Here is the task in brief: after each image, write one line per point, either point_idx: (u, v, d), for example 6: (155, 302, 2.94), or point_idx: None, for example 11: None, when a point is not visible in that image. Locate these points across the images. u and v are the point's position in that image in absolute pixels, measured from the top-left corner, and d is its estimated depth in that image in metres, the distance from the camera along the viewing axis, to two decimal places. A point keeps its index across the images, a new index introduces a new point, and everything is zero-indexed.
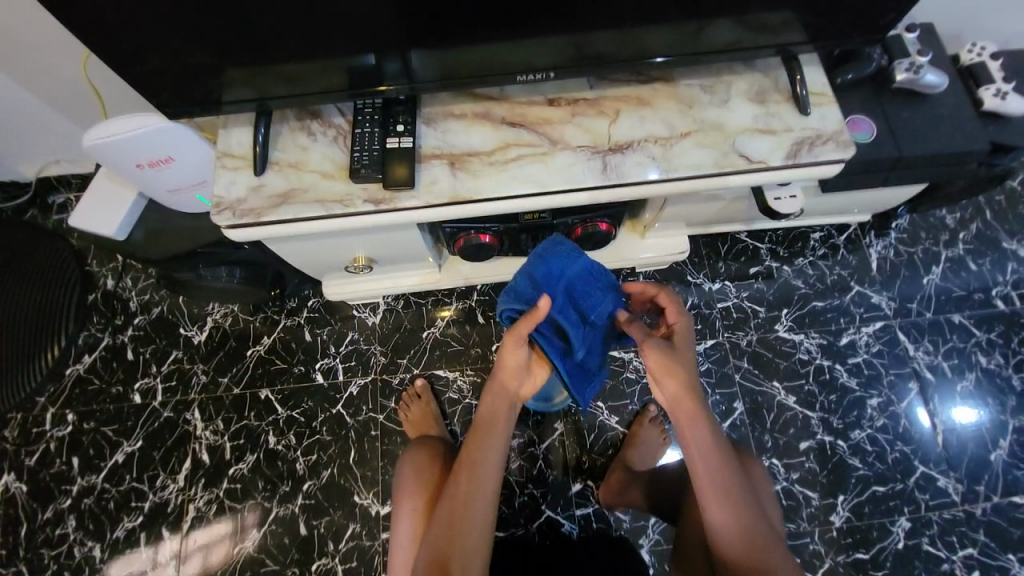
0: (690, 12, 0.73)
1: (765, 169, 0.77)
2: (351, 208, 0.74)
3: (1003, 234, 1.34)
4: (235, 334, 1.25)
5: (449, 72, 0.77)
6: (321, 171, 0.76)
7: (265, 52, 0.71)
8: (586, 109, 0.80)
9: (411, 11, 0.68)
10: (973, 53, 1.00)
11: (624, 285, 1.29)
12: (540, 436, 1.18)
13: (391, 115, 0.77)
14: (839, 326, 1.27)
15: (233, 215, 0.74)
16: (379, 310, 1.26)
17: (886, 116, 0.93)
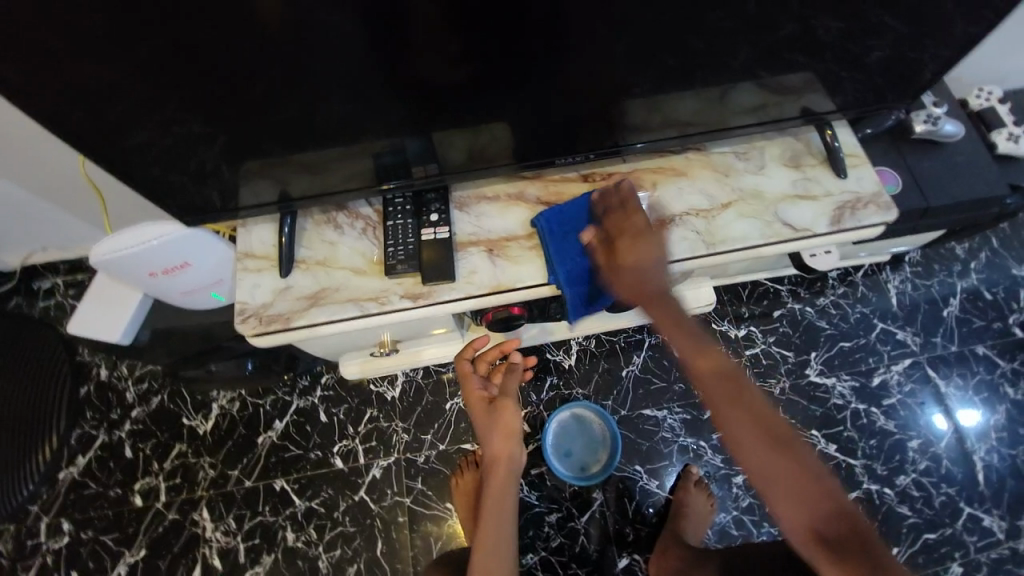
0: (722, 84, 0.72)
1: (810, 238, 0.76)
2: (386, 306, 0.69)
3: (1014, 261, 1.36)
4: (244, 420, 1.16)
5: (484, 155, 0.75)
6: (351, 267, 0.71)
7: (293, 146, 0.67)
8: (621, 183, 0.78)
9: (448, 102, 0.65)
10: (980, 98, 1.03)
11: (649, 337, 1.26)
12: (579, 508, 1.12)
13: (424, 203, 0.73)
14: (869, 366, 1.25)
15: (260, 321, 0.69)
16: (398, 382, 1.19)
17: (909, 166, 0.93)
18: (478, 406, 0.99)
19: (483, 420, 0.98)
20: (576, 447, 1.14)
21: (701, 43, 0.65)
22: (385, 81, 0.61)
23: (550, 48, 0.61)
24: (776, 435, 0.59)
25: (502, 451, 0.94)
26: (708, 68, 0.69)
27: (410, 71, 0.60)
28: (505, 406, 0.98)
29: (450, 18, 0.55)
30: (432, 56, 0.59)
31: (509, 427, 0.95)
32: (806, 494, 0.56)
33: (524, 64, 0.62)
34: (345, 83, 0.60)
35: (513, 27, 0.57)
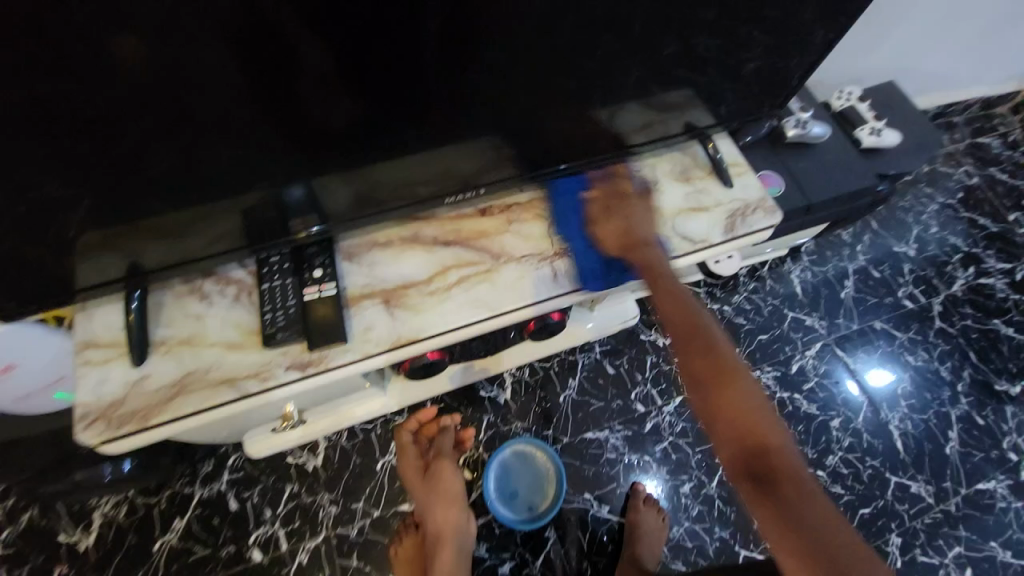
0: (606, 103, 0.72)
1: (709, 248, 0.77)
2: (270, 382, 0.61)
3: (891, 240, 1.51)
4: (135, 526, 0.99)
5: (367, 197, 0.69)
6: (224, 343, 0.63)
7: (134, 210, 0.58)
8: (522, 213, 0.76)
9: (317, 143, 0.60)
10: (842, 99, 1.13)
11: (582, 358, 1.24)
12: (533, 551, 1.06)
13: (305, 257, 0.66)
14: (786, 355, 1.32)
15: (109, 425, 0.59)
16: (320, 449, 1.08)
17: (788, 167, 1.00)
18: (415, 476, 1.00)
19: (422, 488, 0.99)
20: (521, 487, 1.08)
21: (576, 68, 0.64)
22: (236, 128, 0.54)
23: (420, 80, 0.57)
24: (727, 379, 0.60)
25: (446, 514, 0.95)
26: (588, 90, 0.69)
27: (264, 113, 0.54)
28: (443, 470, 1.00)
29: (296, 53, 0.49)
30: (287, 95, 0.53)
31: (450, 491, 0.97)
32: (736, 441, 0.57)
33: (395, 98, 0.58)
34: (186, 132, 0.53)
35: (374, 59, 0.53)
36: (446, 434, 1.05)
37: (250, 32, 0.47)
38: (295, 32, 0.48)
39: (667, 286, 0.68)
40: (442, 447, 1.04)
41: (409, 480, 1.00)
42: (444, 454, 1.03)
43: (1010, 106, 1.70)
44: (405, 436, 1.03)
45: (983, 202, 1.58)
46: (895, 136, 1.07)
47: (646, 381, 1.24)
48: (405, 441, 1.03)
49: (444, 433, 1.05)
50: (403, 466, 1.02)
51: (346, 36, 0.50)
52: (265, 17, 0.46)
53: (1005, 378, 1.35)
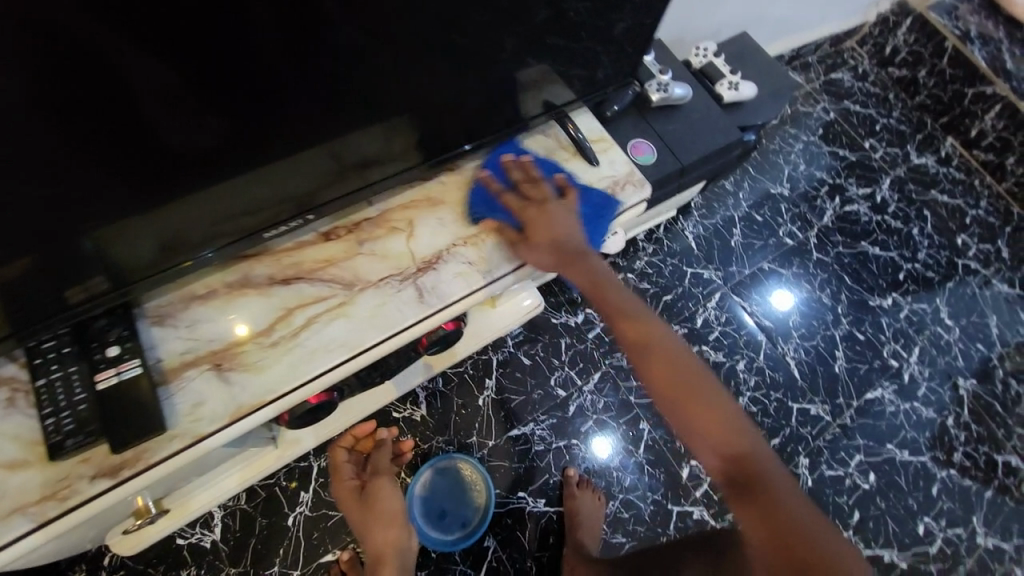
0: (444, 91, 0.64)
1: (583, 234, 0.73)
2: (74, 499, 0.49)
3: (768, 182, 1.60)
4: None
5: (172, 241, 0.57)
6: (2, 463, 0.50)
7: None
8: (374, 230, 0.67)
9: (162, 174, 0.52)
10: (700, 56, 1.13)
11: (496, 355, 1.19)
12: (474, 565, 1.02)
13: (94, 334, 0.53)
14: (690, 311, 1.36)
15: None
16: (216, 520, 0.95)
17: (657, 132, 0.99)
18: (350, 499, 0.87)
19: (359, 510, 0.86)
20: (449, 504, 1.02)
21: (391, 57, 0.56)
22: (48, 167, 0.46)
23: (273, 88, 0.52)
24: (693, 396, 0.61)
25: (386, 536, 0.83)
26: (418, 80, 0.60)
27: (81, 146, 0.46)
28: (382, 488, 0.88)
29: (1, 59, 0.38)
30: (111, 120, 0.46)
31: (390, 509, 0.85)
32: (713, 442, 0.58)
33: (247, 110, 0.52)
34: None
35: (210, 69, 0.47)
36: (385, 448, 0.93)
37: (47, 50, 0.40)
38: (107, 48, 0.41)
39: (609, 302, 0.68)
40: (381, 463, 0.91)
41: (344, 503, 0.87)
42: (384, 471, 0.91)
43: (853, 41, 1.84)
44: (338, 454, 0.89)
45: (841, 134, 1.71)
46: (751, 87, 1.10)
47: (563, 364, 1.22)
48: (339, 460, 0.89)
49: (383, 445, 0.93)
50: (337, 489, 0.88)
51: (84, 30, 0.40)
52: (53, 30, 0.39)
53: (876, 293, 1.50)
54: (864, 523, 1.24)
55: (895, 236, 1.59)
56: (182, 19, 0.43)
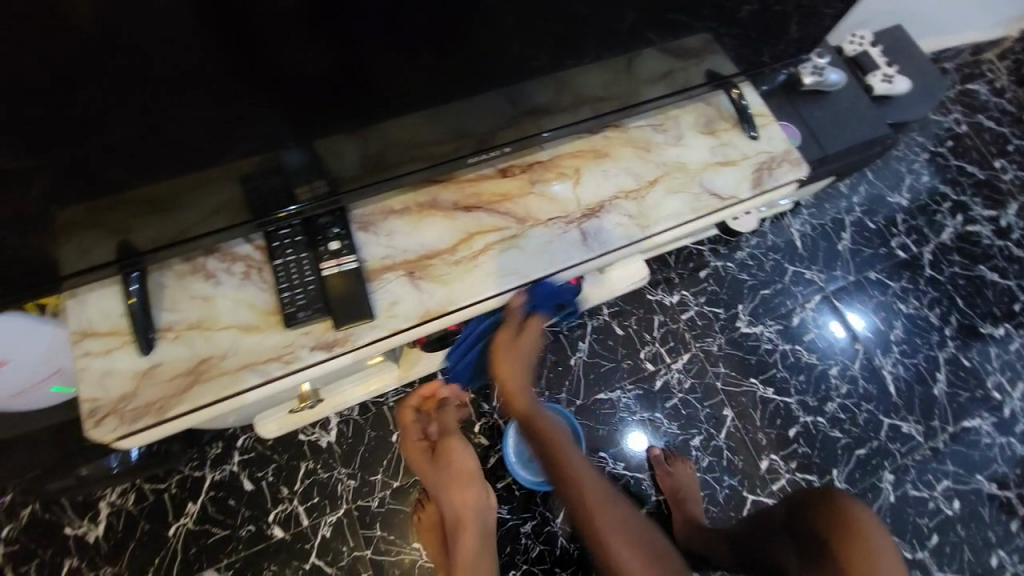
0: (634, 45, 0.65)
1: (737, 205, 0.74)
2: (293, 363, 0.58)
3: (886, 190, 1.52)
4: (148, 513, 0.96)
5: (376, 157, 0.63)
6: (239, 325, 0.59)
7: (107, 178, 0.52)
8: (544, 173, 0.71)
9: (295, 85, 0.51)
10: (855, 44, 1.08)
11: (591, 321, 1.23)
12: (552, 510, 1.08)
13: (319, 230, 0.62)
14: (788, 309, 1.34)
15: (122, 420, 0.55)
16: (333, 425, 1.05)
17: (803, 118, 0.97)
18: (421, 460, 0.90)
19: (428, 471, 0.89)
20: None
21: (591, 7, 0.57)
22: (315, 76, 0.51)
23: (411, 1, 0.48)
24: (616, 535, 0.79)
25: (463, 496, 0.87)
26: (614, 32, 0.62)
27: (275, 68, 0.49)
28: (453, 448, 0.90)
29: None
30: (261, 20, 0.45)
31: (466, 470, 0.88)
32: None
33: (375, 21, 0.48)
34: (159, 67, 0.45)
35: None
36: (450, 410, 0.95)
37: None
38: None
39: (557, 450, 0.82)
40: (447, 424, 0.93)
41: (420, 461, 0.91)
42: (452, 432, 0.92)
43: (1000, 51, 1.70)
44: (407, 413, 0.92)
45: (972, 149, 1.59)
46: (906, 83, 1.05)
47: (654, 340, 1.24)
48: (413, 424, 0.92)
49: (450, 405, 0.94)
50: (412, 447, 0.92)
51: None
52: None
53: (988, 321, 1.41)
54: (942, 548, 1.20)
55: (1018, 265, 1.48)
56: None
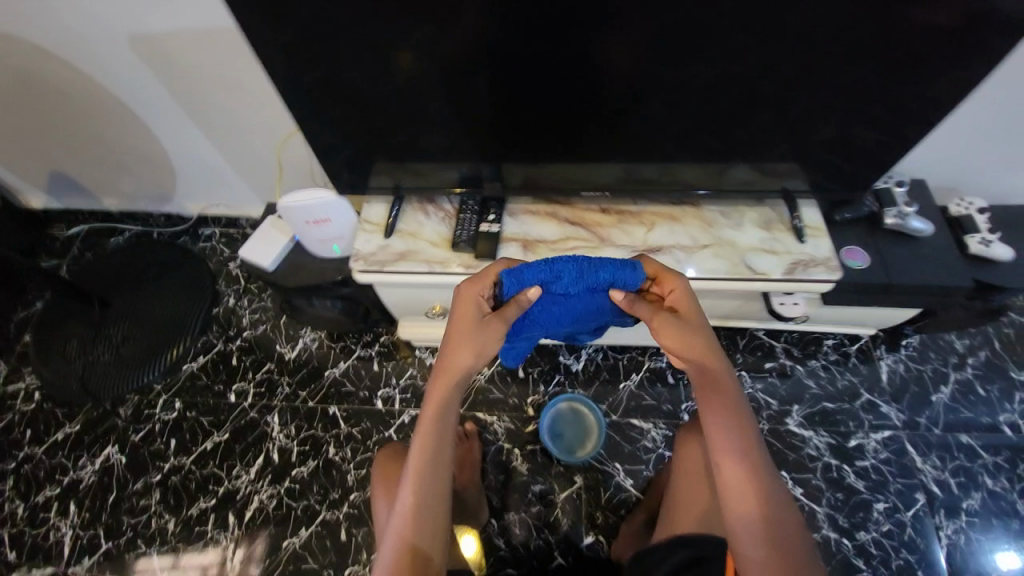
0: (717, 156, 0.99)
1: (767, 281, 1.00)
2: (447, 269, 1.02)
3: (1012, 364, 1.45)
4: (318, 356, 1.50)
5: (530, 179, 1.06)
6: (430, 240, 1.06)
7: (401, 155, 1.01)
8: (629, 218, 1.09)
9: (507, 138, 0.96)
10: (960, 207, 1.20)
11: (649, 361, 1.47)
12: (560, 486, 1.32)
13: (487, 207, 1.08)
14: (848, 429, 1.38)
15: (365, 263, 1.02)
16: (437, 352, 1.49)
17: (879, 249, 1.14)
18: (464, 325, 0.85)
19: (487, 348, 0.85)
20: (567, 432, 1.35)
21: (684, 130, 0.94)
22: (518, 136, 0.96)
23: (584, 113, 0.90)
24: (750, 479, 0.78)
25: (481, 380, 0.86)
26: (702, 147, 0.97)
27: (501, 129, 0.94)
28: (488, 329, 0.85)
29: (531, 90, 0.86)
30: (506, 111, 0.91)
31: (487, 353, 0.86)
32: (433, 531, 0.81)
33: (553, 119, 0.92)
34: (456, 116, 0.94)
35: (555, 94, 0.87)
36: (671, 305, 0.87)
37: (504, 89, 0.86)
38: (524, 94, 0.87)
39: (743, 424, 0.81)
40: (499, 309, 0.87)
41: (465, 309, 0.87)
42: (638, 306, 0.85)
43: None
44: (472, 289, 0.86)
45: None
46: (1006, 251, 1.14)
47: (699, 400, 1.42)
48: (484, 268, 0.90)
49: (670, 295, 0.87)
50: (468, 286, 0.87)
51: (515, 81, 0.85)
52: (509, 82, 0.85)
53: None
54: None
55: None
56: (556, 80, 0.84)
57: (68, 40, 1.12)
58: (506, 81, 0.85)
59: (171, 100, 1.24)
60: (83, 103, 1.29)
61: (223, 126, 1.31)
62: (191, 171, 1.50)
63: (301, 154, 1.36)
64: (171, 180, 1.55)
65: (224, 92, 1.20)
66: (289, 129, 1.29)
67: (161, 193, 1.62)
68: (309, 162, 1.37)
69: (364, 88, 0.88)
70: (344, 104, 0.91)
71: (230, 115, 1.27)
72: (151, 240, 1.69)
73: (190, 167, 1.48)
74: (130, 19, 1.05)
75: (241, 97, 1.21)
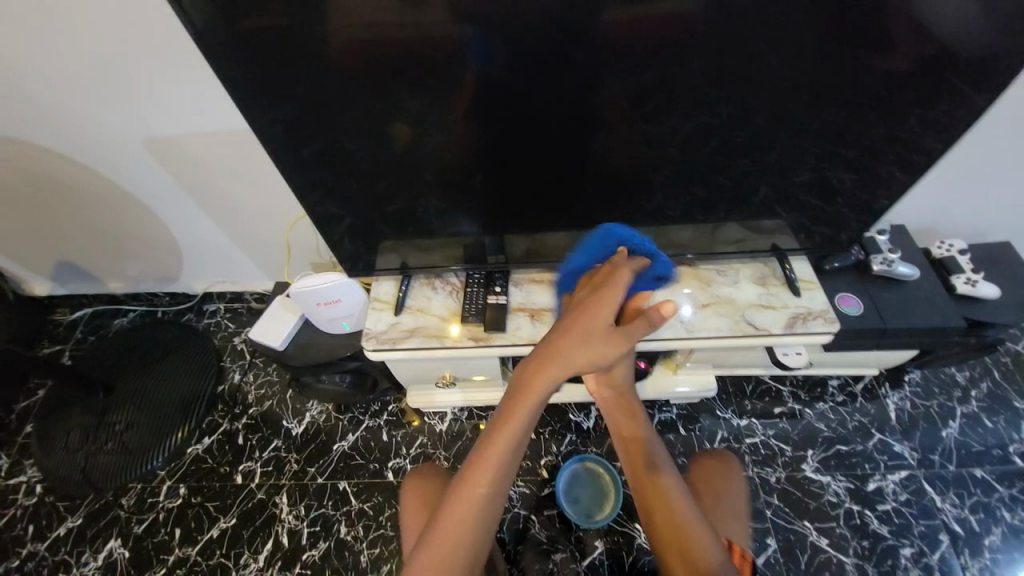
0: (707, 219, 1.05)
1: (769, 336, 1.04)
2: (457, 343, 1.06)
3: (1015, 394, 1.47)
4: (326, 430, 1.49)
5: (533, 250, 1.11)
6: (440, 315, 1.09)
7: (407, 234, 1.06)
8: None
9: (509, 213, 1.02)
10: (942, 249, 1.26)
11: (659, 413, 1.47)
12: (581, 553, 1.28)
13: (492, 280, 1.13)
14: (864, 471, 1.37)
15: (377, 341, 1.06)
16: (447, 418, 1.48)
17: (870, 294, 1.18)
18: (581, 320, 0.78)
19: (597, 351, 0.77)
20: (584, 494, 1.32)
21: (673, 196, 1.00)
22: (519, 211, 1.01)
23: (582, 189, 0.97)
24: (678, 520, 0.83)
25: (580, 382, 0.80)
26: (692, 211, 1.03)
27: (502, 205, 1.00)
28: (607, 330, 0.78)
29: (529, 168, 0.93)
30: (506, 188, 0.96)
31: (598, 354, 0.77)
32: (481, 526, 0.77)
33: (551, 194, 0.98)
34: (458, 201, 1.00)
35: (551, 171, 0.93)
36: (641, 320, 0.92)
37: (504, 170, 0.93)
38: (522, 173, 0.93)
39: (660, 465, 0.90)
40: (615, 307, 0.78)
41: (578, 300, 0.80)
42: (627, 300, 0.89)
43: None
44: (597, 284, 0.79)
45: None
46: (992, 289, 1.19)
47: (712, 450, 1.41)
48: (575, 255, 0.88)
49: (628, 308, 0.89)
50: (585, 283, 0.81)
51: (513, 162, 0.91)
52: (508, 164, 0.92)
53: None
54: None
55: None
56: (551, 160, 0.91)
57: (83, 143, 1.18)
58: (505, 163, 0.91)
59: (178, 190, 1.30)
60: (89, 197, 1.33)
61: (229, 212, 1.35)
62: (196, 253, 1.54)
63: (304, 234, 1.41)
64: (173, 260, 1.58)
65: (231, 183, 1.26)
66: (293, 213, 1.34)
67: (165, 274, 1.65)
68: (311, 242, 1.42)
69: (373, 177, 0.94)
70: (352, 192, 0.96)
71: (237, 203, 1.32)
72: (154, 319, 1.70)
73: (195, 249, 1.52)
74: (144, 123, 1.12)
75: (247, 186, 1.26)
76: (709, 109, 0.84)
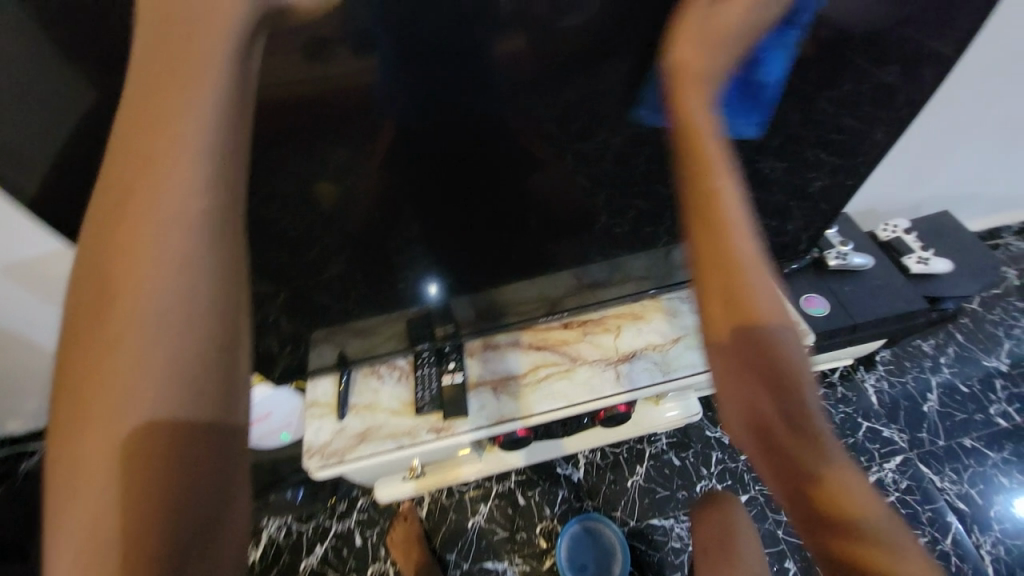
0: (662, 248, 0.97)
1: None
2: (415, 438, 0.93)
3: (980, 353, 1.50)
4: (289, 547, 1.28)
5: (484, 315, 1.00)
6: (390, 409, 0.96)
7: (336, 326, 0.91)
8: (594, 326, 1.05)
9: (449, 282, 0.90)
10: (887, 231, 1.28)
11: (649, 447, 1.38)
12: None
13: (445, 354, 1.01)
14: (862, 465, 1.33)
15: (321, 457, 0.92)
16: (425, 502, 1.33)
17: (833, 292, 1.15)
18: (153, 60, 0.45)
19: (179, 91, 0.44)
20: (590, 560, 1.20)
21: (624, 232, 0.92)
22: (459, 279, 0.90)
23: (525, 247, 0.87)
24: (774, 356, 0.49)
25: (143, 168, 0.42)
26: (645, 244, 0.96)
27: (439, 275, 0.88)
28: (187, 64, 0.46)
29: (462, 236, 0.81)
30: (440, 259, 0.84)
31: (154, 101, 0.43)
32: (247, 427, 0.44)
33: (491, 256, 0.87)
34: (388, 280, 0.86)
35: (487, 235, 0.82)
36: None
37: (432, 243, 0.81)
38: (454, 243, 0.81)
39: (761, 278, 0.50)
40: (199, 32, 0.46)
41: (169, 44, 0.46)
42: None
43: None
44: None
45: None
46: (944, 263, 1.20)
47: (711, 476, 1.34)
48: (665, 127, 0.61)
49: None
50: None
51: (442, 234, 0.79)
52: (436, 235, 0.79)
53: None
54: None
55: None
56: (484, 224, 0.80)
57: None
58: (432, 236, 0.79)
59: None
60: None
61: None
62: None
63: None
64: (38, 400, 1.38)
65: None
66: None
67: None
68: None
69: (280, 277, 0.79)
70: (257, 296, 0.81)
71: None
72: None
73: None
74: None
75: None
76: (649, 136, 0.74)
